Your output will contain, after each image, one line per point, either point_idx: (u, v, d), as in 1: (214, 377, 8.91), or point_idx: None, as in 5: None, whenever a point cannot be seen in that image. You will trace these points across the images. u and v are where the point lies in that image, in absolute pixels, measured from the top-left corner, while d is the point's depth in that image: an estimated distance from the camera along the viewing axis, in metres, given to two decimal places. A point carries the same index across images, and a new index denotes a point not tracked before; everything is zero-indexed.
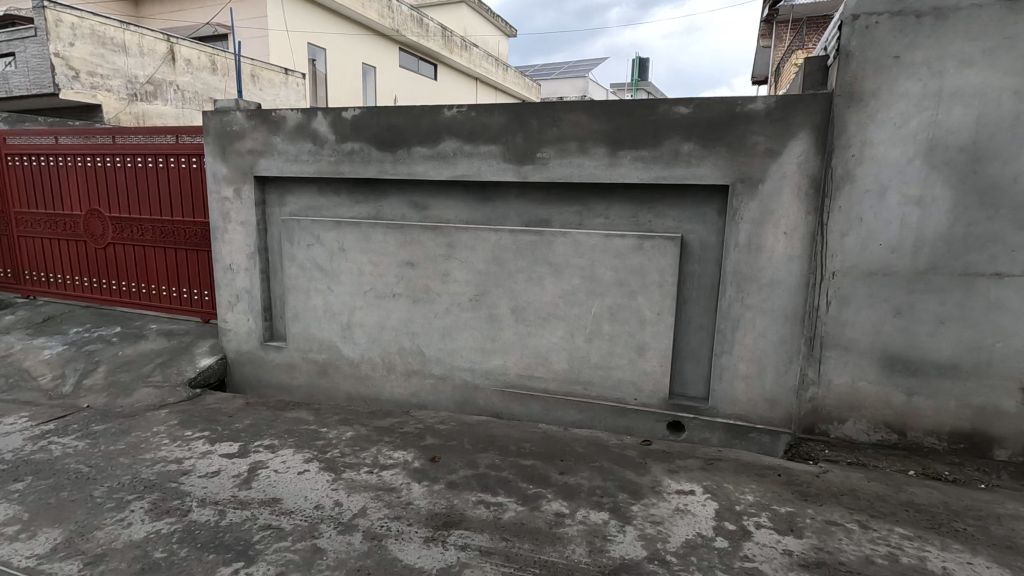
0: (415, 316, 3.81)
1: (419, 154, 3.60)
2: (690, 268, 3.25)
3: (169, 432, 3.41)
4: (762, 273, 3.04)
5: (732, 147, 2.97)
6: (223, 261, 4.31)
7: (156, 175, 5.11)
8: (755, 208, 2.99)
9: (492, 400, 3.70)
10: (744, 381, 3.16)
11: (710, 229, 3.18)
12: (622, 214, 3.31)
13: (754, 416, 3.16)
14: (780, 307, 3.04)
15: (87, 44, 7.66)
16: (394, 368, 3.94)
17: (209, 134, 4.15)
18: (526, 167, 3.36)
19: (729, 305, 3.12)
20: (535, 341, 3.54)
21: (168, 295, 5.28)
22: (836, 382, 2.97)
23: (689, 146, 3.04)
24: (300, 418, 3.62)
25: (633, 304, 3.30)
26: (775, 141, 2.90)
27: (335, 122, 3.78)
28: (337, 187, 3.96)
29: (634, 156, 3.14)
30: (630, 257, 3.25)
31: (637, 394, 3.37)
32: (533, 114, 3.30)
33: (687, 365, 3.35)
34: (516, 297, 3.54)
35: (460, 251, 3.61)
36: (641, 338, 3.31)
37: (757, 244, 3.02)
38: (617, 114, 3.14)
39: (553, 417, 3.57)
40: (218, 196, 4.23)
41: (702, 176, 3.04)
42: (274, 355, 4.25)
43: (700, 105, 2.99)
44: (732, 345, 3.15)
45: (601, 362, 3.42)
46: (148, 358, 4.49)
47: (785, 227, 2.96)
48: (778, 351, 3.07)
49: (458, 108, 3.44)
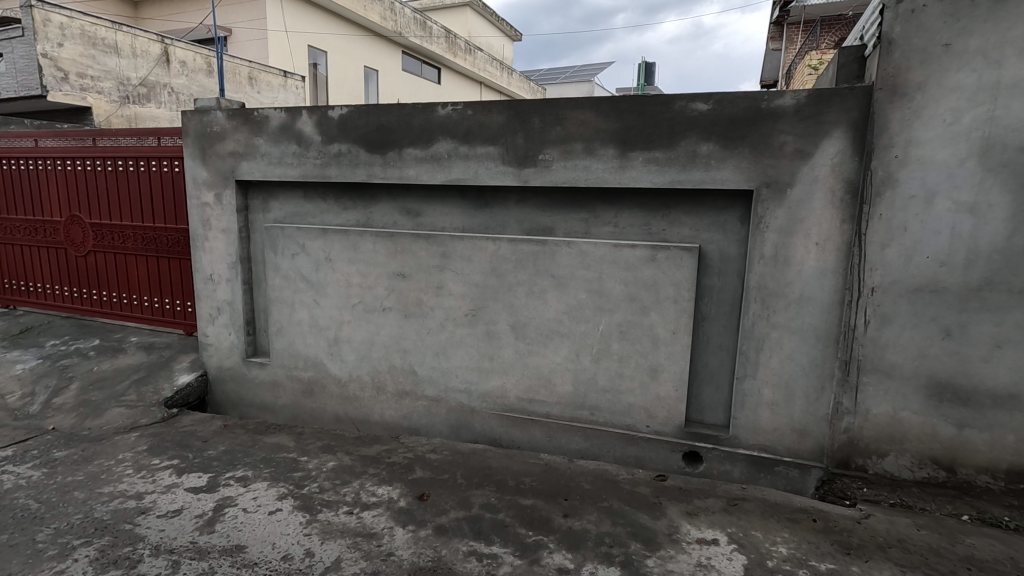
0: (407, 332, 3.51)
1: (410, 156, 3.30)
2: (708, 281, 2.93)
3: (135, 460, 3.11)
4: (790, 289, 2.71)
5: (757, 148, 2.66)
6: (204, 271, 4.02)
7: (138, 180, 4.85)
8: (782, 216, 2.68)
9: (491, 425, 3.39)
10: (770, 408, 2.83)
11: (731, 239, 2.86)
12: (633, 222, 3.00)
13: (781, 447, 2.83)
14: (811, 327, 2.71)
15: (77, 45, 7.41)
16: (385, 389, 3.63)
17: (188, 135, 3.87)
18: (527, 170, 3.06)
19: (753, 323, 2.80)
20: (536, 361, 3.23)
21: (149, 307, 5.01)
22: (875, 412, 2.64)
23: (707, 146, 2.73)
24: (280, 445, 3.31)
25: (645, 321, 2.98)
26: (806, 141, 2.58)
27: (320, 121, 3.48)
28: (324, 192, 3.67)
29: (646, 158, 2.83)
30: (642, 270, 2.93)
31: (649, 421, 3.05)
32: (535, 112, 3.00)
33: (705, 390, 3.03)
34: (516, 313, 3.23)
35: (456, 262, 3.30)
36: (654, 360, 2.99)
37: (784, 257, 2.70)
38: (628, 111, 2.84)
39: (557, 445, 3.25)
40: (198, 202, 3.95)
41: (723, 180, 2.73)
42: (257, 373, 3.96)
43: (720, 101, 2.68)
44: (756, 368, 2.83)
45: (609, 386, 3.10)
46: (124, 375, 4.20)
47: (816, 236, 2.64)
48: (809, 375, 2.74)
49: (453, 106, 3.15)
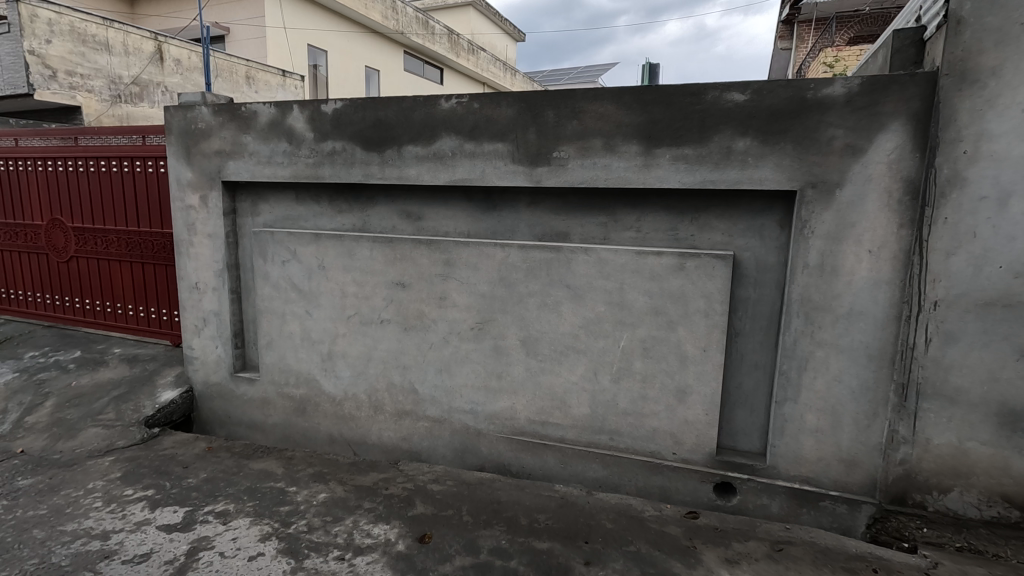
0: (406, 346, 3.20)
1: (411, 154, 3.00)
2: (743, 293, 2.63)
3: (105, 491, 2.82)
4: (838, 302, 2.40)
5: (802, 143, 2.36)
6: (188, 279, 3.73)
7: (121, 182, 4.57)
8: (830, 221, 2.37)
9: (499, 449, 3.08)
10: (814, 436, 2.52)
11: (769, 246, 2.56)
12: (657, 227, 2.70)
13: (826, 480, 2.52)
14: (862, 345, 2.40)
15: (65, 41, 7.12)
16: (383, 409, 3.33)
17: (172, 133, 3.59)
18: (539, 170, 2.76)
19: (794, 340, 2.49)
20: (549, 381, 2.93)
21: (134, 316, 4.73)
22: (936, 442, 2.33)
23: (743, 142, 2.43)
24: (267, 472, 3.01)
25: (672, 337, 2.67)
26: (859, 135, 2.28)
27: (312, 116, 3.19)
28: (317, 194, 3.38)
29: (674, 155, 2.53)
30: (668, 281, 2.63)
31: (676, 448, 2.75)
32: (549, 105, 2.70)
33: (738, 413, 2.73)
34: (526, 326, 2.92)
35: (460, 271, 3.00)
36: (682, 380, 2.69)
37: (832, 266, 2.39)
38: (653, 102, 2.53)
39: (572, 472, 2.94)
40: (183, 204, 3.66)
41: (762, 179, 2.43)
42: (245, 390, 3.66)
43: (759, 91, 2.37)
44: (797, 391, 2.52)
45: (631, 409, 2.79)
46: (103, 391, 3.90)
47: (870, 243, 2.33)
48: (859, 399, 2.43)
49: (457, 98, 2.85)
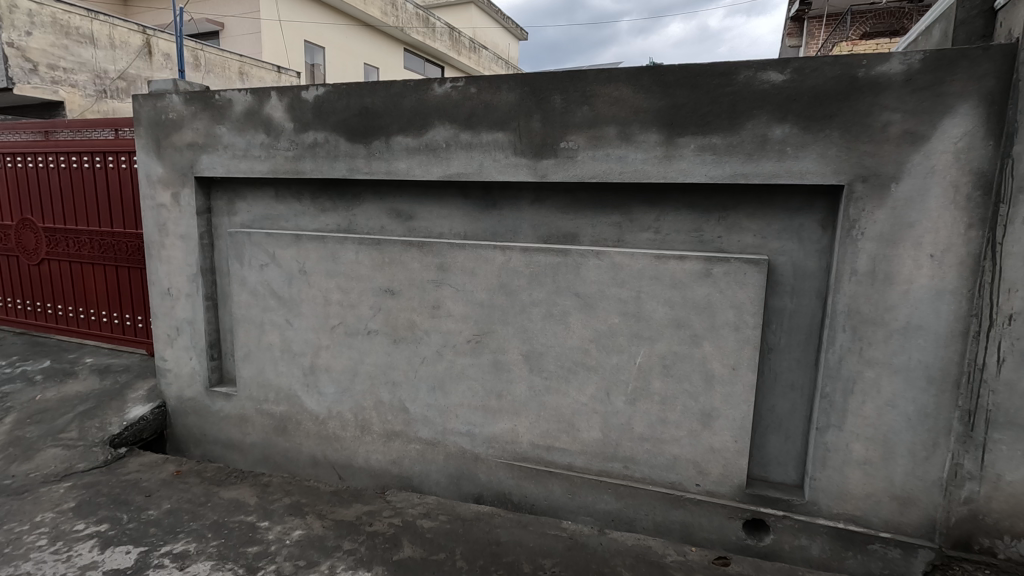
0: (396, 360, 2.87)
1: (400, 146, 2.68)
2: (778, 303, 2.30)
3: (53, 525, 2.52)
4: (892, 315, 2.07)
5: (850, 130, 2.02)
6: (160, 284, 3.41)
7: (93, 179, 4.26)
8: (883, 220, 2.03)
9: (499, 476, 2.75)
10: (861, 468, 2.19)
11: (808, 250, 2.23)
12: (680, 227, 2.37)
13: (876, 519, 2.19)
14: (920, 365, 2.06)
15: (48, 34, 6.84)
16: (370, 429, 3.00)
17: (141, 124, 3.27)
18: (544, 162, 2.43)
19: (839, 359, 2.16)
20: (555, 401, 2.60)
21: (109, 323, 4.43)
22: (1009, 479, 1.98)
23: (781, 130, 2.10)
24: (238, 502, 2.74)
25: (696, 353, 2.34)
26: (919, 120, 1.95)
27: (291, 104, 2.86)
28: (298, 190, 3.05)
29: (699, 144, 2.21)
30: (692, 289, 2.30)
31: (699, 479, 2.41)
32: (555, 88, 2.37)
33: (771, 439, 2.40)
34: (529, 339, 2.59)
35: (456, 276, 2.67)
36: (707, 403, 2.36)
37: (885, 273, 2.06)
38: (676, 84, 2.20)
39: (581, 504, 2.61)
40: (153, 203, 3.34)
41: (803, 172, 2.10)
42: (222, 406, 3.34)
43: (801, 69, 2.04)
44: (843, 417, 2.18)
45: (648, 434, 2.46)
46: (68, 406, 3.58)
47: (931, 246, 1.99)
48: (916, 427, 2.10)
49: (452, 83, 2.53)
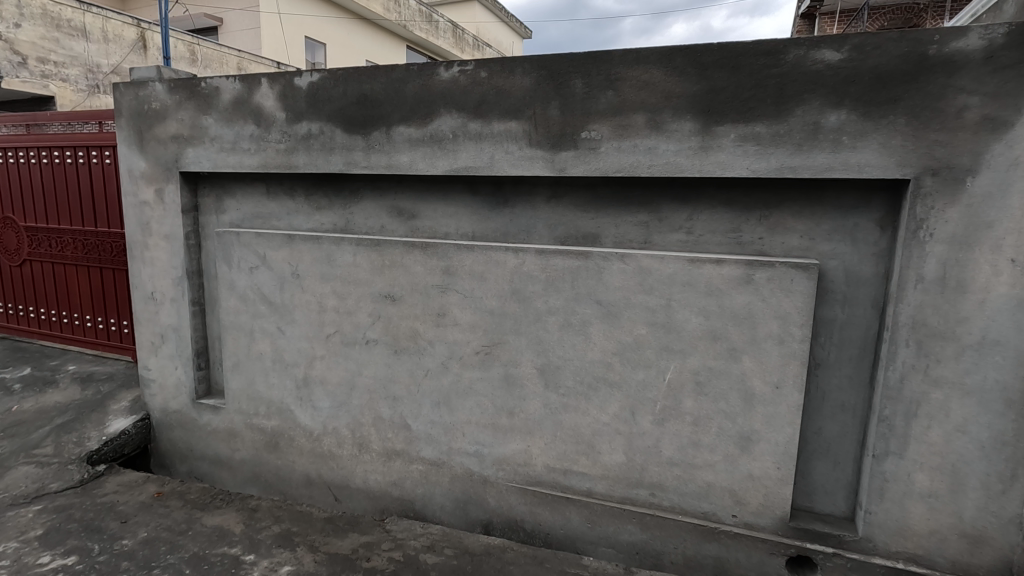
0: (397, 372, 2.62)
1: (402, 137, 2.42)
2: (828, 313, 2.04)
3: (15, 558, 2.28)
4: (964, 329, 1.80)
5: (918, 115, 1.76)
6: (143, 288, 3.16)
7: (76, 176, 4.02)
8: (955, 220, 1.77)
9: (510, 502, 2.50)
10: (925, 502, 1.92)
11: (864, 253, 1.96)
12: (715, 228, 2.11)
13: (939, 560, 1.93)
14: (996, 386, 1.79)
15: (38, 26, 6.63)
16: (369, 447, 2.74)
17: (122, 115, 3.02)
18: (563, 154, 2.17)
19: (901, 379, 1.90)
20: (573, 420, 2.34)
21: (93, 328, 4.18)
22: None
23: (837, 116, 1.84)
24: (222, 530, 2.52)
25: (734, 370, 2.08)
26: (1001, 104, 1.68)
27: (283, 92, 2.60)
28: (291, 186, 2.79)
29: (740, 133, 1.95)
30: (730, 297, 2.04)
31: (737, 510, 2.15)
32: (576, 72, 2.11)
33: (817, 465, 2.14)
34: (544, 352, 2.34)
35: (463, 282, 2.42)
36: (746, 425, 2.09)
37: (956, 281, 1.79)
38: (714, 65, 1.94)
39: (602, 535, 2.36)
40: (135, 200, 3.09)
41: (860, 165, 1.84)
42: (209, 419, 3.09)
43: (861, 46, 1.78)
44: (904, 443, 1.92)
45: (679, 459, 2.20)
46: (45, 419, 3.33)
47: (1014, 250, 1.73)
48: (990, 458, 1.83)
49: (459, 67, 2.27)
